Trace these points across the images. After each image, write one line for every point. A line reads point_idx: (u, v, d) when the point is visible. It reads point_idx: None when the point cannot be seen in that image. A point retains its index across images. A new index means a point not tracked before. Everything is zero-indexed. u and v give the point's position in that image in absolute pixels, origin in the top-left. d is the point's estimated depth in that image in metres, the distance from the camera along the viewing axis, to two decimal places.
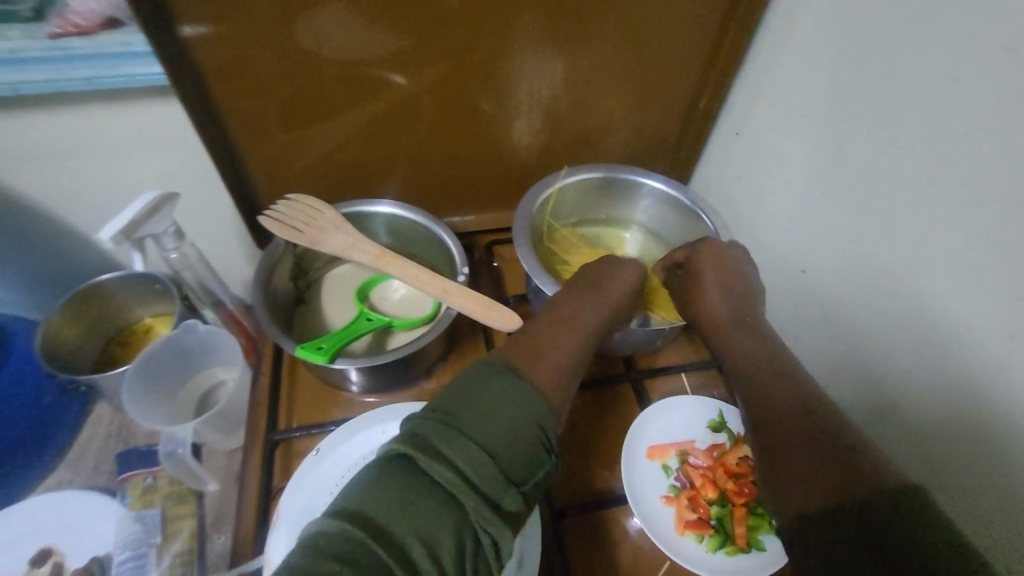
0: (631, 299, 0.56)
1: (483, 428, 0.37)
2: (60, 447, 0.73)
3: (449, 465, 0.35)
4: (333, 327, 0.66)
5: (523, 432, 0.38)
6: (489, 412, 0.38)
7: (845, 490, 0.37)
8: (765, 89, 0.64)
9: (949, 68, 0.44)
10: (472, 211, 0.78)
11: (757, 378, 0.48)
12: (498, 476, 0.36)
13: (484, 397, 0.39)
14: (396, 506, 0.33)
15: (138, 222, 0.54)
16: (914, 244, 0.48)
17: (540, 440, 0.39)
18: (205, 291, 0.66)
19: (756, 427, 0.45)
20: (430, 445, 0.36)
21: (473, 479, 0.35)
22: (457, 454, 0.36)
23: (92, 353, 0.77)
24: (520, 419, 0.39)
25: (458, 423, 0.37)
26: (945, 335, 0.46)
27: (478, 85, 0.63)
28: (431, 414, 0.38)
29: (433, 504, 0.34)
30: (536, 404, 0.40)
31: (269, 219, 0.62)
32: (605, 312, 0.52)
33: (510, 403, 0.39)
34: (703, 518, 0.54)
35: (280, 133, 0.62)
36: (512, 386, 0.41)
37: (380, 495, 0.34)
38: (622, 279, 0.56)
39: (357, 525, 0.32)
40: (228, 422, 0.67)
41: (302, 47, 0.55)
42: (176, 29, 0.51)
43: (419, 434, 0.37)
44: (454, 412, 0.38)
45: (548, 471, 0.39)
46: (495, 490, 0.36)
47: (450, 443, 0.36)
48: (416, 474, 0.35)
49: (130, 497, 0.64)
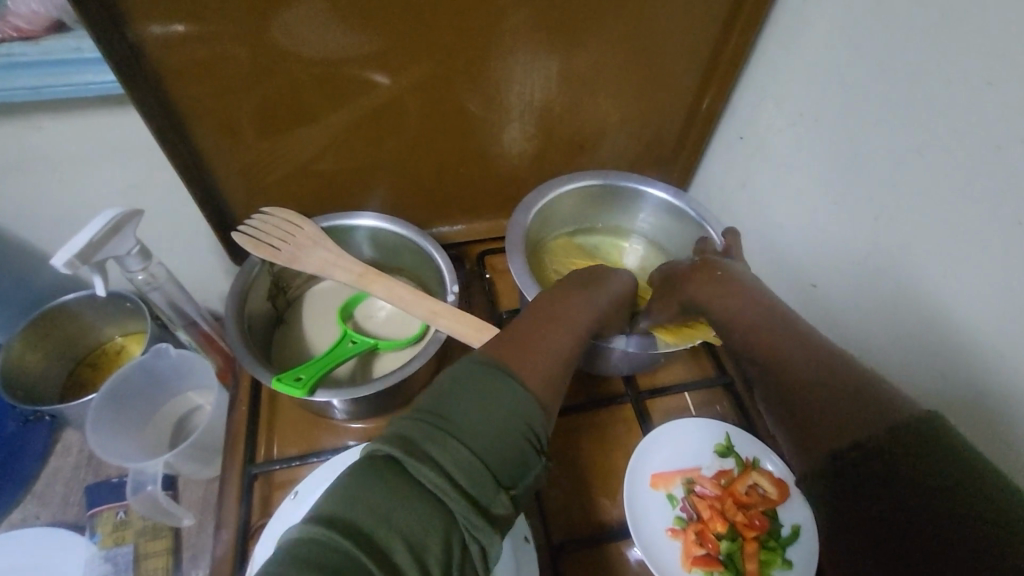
0: (623, 303, 0.53)
1: (474, 426, 0.33)
2: (26, 481, 0.75)
3: (437, 468, 0.31)
4: (314, 351, 0.62)
5: (516, 430, 0.34)
6: (481, 409, 0.34)
7: (859, 453, 0.32)
8: (773, 90, 0.59)
9: (982, 73, 0.40)
10: (461, 221, 0.74)
11: (755, 352, 0.43)
12: (489, 478, 0.32)
13: (475, 392, 0.35)
14: (379, 510, 0.29)
15: (99, 242, 0.49)
16: (939, 259, 0.44)
17: (534, 440, 0.35)
18: (175, 311, 0.61)
19: (766, 399, 0.41)
20: (416, 444, 0.32)
21: (462, 483, 0.31)
22: (445, 455, 0.32)
23: (60, 376, 0.78)
24: (514, 416, 0.35)
25: (447, 420, 0.33)
26: (977, 361, 0.42)
27: (466, 86, 0.59)
28: (419, 412, 0.34)
29: (419, 509, 0.30)
30: (532, 400, 0.36)
31: (244, 235, 0.58)
32: (598, 315, 0.48)
33: (504, 398, 0.35)
34: (712, 554, 0.51)
35: (253, 140, 0.58)
36: (507, 380, 0.36)
37: (361, 497, 0.29)
38: (614, 283, 0.53)
39: (335, 531, 0.28)
40: (203, 452, 0.63)
41: (273, 47, 0.51)
42: (129, 32, 0.46)
43: (404, 432, 0.32)
44: (442, 408, 0.34)
45: (539, 472, 0.36)
46: (486, 495, 0.32)
47: (438, 443, 0.32)
48: (402, 476, 0.31)
49: (100, 535, 0.68)
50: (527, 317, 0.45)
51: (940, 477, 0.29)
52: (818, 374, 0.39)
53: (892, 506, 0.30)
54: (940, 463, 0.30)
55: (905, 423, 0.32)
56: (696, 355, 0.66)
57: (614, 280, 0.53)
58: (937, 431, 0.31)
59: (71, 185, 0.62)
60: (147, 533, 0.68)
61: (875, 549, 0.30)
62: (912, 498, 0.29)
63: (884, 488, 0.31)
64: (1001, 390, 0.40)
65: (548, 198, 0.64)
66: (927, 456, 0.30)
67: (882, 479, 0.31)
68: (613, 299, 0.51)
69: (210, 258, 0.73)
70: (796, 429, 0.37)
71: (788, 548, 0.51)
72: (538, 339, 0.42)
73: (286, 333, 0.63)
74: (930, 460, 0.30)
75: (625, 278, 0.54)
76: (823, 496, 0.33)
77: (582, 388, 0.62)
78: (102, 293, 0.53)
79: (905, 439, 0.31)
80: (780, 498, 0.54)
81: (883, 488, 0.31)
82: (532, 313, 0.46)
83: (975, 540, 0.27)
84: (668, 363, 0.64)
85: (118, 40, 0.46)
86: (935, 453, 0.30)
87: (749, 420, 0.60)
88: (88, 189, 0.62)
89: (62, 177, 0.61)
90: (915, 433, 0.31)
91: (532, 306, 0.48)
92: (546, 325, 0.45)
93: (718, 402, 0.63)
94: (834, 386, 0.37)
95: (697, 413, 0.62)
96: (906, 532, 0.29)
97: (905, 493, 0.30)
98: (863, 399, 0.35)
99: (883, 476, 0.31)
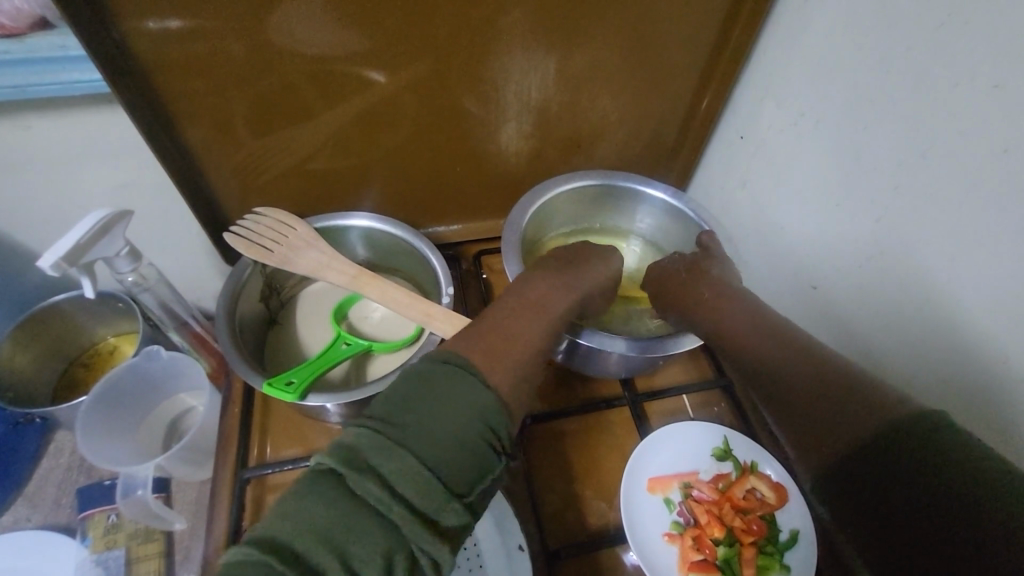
0: (605, 290, 0.55)
1: (422, 433, 0.32)
2: (18, 483, 0.74)
3: (380, 481, 0.30)
4: (308, 352, 0.61)
5: (470, 435, 0.33)
6: (432, 413, 0.33)
7: (862, 458, 0.32)
8: (775, 89, 0.58)
9: (989, 74, 0.39)
10: (457, 220, 0.74)
11: (758, 365, 0.43)
12: (438, 488, 0.31)
13: (426, 397, 0.34)
14: (317, 530, 0.28)
15: (87, 244, 0.48)
16: (943, 262, 0.43)
17: (489, 443, 0.34)
18: (166, 312, 0.60)
19: (774, 404, 0.41)
20: (361, 456, 0.31)
21: (408, 494, 0.30)
22: (390, 466, 0.30)
23: (53, 376, 0.77)
24: (468, 421, 0.33)
25: (395, 428, 0.32)
26: (983, 369, 0.41)
27: (463, 84, 0.58)
28: (364, 421, 0.33)
29: (360, 526, 0.29)
30: (489, 401, 0.35)
31: (236, 236, 0.57)
32: (578, 298, 0.50)
33: (458, 402, 0.34)
34: (709, 560, 0.51)
35: (246, 139, 0.57)
36: (464, 381, 0.35)
37: (299, 518, 0.29)
38: (600, 271, 0.54)
39: (269, 555, 0.27)
40: (196, 454, 0.63)
41: (267, 43, 0.50)
42: (116, 27, 0.45)
43: (350, 443, 0.31)
44: (391, 416, 0.33)
45: (496, 476, 0.34)
46: (433, 506, 0.31)
47: (382, 454, 0.31)
48: (344, 492, 0.30)
49: (91, 539, 0.67)
50: (511, 296, 0.47)
51: (935, 469, 0.29)
52: (819, 381, 0.38)
53: (903, 505, 0.29)
54: (933, 455, 0.29)
55: (910, 417, 0.31)
56: (695, 356, 0.65)
57: (600, 264, 0.55)
58: (925, 423, 0.30)
59: (60, 185, 0.61)
60: (139, 536, 0.68)
61: (896, 552, 0.29)
62: (919, 494, 0.29)
63: (891, 490, 0.30)
64: (1008, 397, 0.39)
65: (546, 198, 0.64)
66: (928, 446, 0.29)
67: (885, 479, 0.30)
68: (595, 285, 0.53)
69: (203, 258, 0.73)
70: (804, 436, 0.37)
71: (786, 553, 0.51)
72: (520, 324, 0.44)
73: (279, 334, 0.63)
74: (931, 449, 0.29)
75: (610, 263, 0.56)
76: (833, 494, 0.33)
77: (578, 390, 0.61)
78: (91, 295, 0.52)
79: (896, 433, 0.31)
80: (778, 503, 0.53)
81: (890, 491, 0.30)
82: (516, 293, 0.47)
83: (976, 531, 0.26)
84: (666, 365, 0.64)
85: (104, 37, 0.45)
86: (925, 442, 0.30)
87: (747, 423, 0.60)
88: (77, 189, 0.62)
89: (50, 177, 0.60)
90: (906, 428, 0.31)
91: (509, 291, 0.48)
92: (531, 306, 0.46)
93: (716, 404, 0.62)
94: (836, 393, 0.37)
95: (695, 415, 0.61)
96: (916, 532, 0.28)
97: (905, 487, 0.29)
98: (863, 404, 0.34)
99: (885, 479, 0.30)
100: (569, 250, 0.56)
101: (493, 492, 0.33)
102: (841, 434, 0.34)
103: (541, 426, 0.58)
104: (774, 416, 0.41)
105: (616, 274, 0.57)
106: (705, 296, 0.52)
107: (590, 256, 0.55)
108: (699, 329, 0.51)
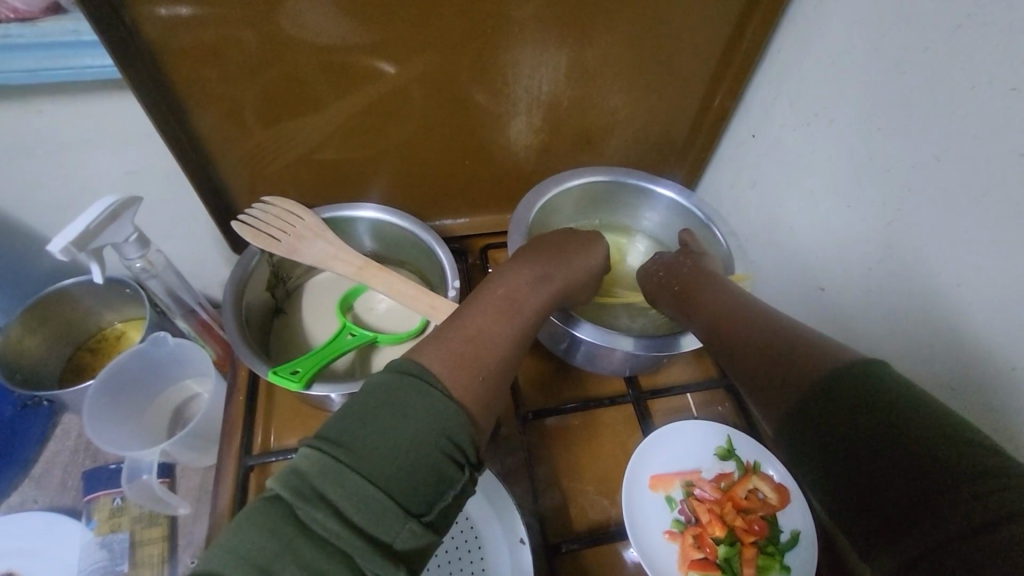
0: (590, 279, 0.55)
1: (375, 454, 0.32)
2: (25, 464, 0.75)
3: (329, 508, 0.30)
4: (314, 342, 0.62)
5: (429, 452, 0.33)
6: (388, 431, 0.32)
7: (863, 444, 0.31)
8: (789, 89, 0.58)
9: (1006, 77, 0.38)
10: (463, 214, 0.73)
11: (747, 357, 0.44)
12: (392, 511, 0.31)
13: (383, 414, 0.33)
14: (255, 560, 0.28)
15: (94, 230, 0.48)
16: (953, 265, 0.43)
17: (448, 457, 0.34)
18: (174, 300, 0.61)
19: (753, 391, 0.42)
20: (310, 483, 0.31)
21: (358, 519, 0.30)
22: (340, 492, 0.30)
23: (60, 360, 0.78)
24: (425, 437, 0.33)
25: (347, 450, 0.32)
26: (991, 376, 0.41)
27: (473, 77, 0.57)
28: (316, 441, 0.32)
29: (302, 556, 0.29)
30: (451, 413, 0.35)
31: (244, 225, 0.57)
32: (560, 285, 0.50)
33: (416, 416, 0.34)
34: (710, 558, 0.51)
35: (256, 128, 0.57)
36: (425, 394, 0.35)
37: (237, 549, 0.28)
38: (581, 262, 0.54)
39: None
40: (202, 441, 0.63)
41: (278, 33, 0.49)
42: (126, 12, 0.45)
43: (300, 468, 0.31)
44: (345, 436, 0.32)
45: (459, 489, 0.34)
46: (385, 531, 0.30)
47: (331, 479, 0.30)
48: (291, 520, 0.30)
49: (96, 521, 0.68)
50: (503, 283, 0.47)
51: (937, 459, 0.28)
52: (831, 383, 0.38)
53: (899, 485, 0.29)
54: (940, 448, 0.29)
55: (848, 370, 0.35)
56: (698, 355, 0.65)
57: (585, 251, 0.55)
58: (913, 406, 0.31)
59: (69, 171, 0.61)
60: (144, 520, 0.68)
61: (890, 529, 0.29)
62: (919, 478, 0.28)
63: (889, 477, 0.29)
64: (1015, 403, 0.39)
65: (553, 193, 0.63)
66: (881, 391, 0.32)
67: (883, 468, 0.30)
68: (577, 274, 0.53)
69: (210, 247, 0.73)
70: (794, 426, 0.36)
71: (786, 554, 0.51)
72: (518, 317, 0.45)
73: (285, 324, 0.63)
74: (876, 392, 0.32)
75: (593, 246, 0.56)
76: (827, 473, 0.32)
77: (582, 386, 0.62)
78: (100, 281, 0.52)
79: (858, 383, 0.33)
80: (780, 504, 0.53)
81: (890, 477, 0.29)
82: (508, 281, 0.48)
83: (978, 517, 0.26)
84: (670, 364, 0.64)
85: (116, 22, 0.45)
86: (930, 428, 0.30)
87: (750, 423, 0.60)
88: (86, 175, 0.62)
89: (60, 163, 0.60)
90: (907, 418, 0.30)
91: (488, 278, 0.49)
92: (530, 297, 0.47)
93: (719, 403, 0.62)
94: None
95: (698, 414, 0.61)
96: (911, 511, 0.28)
97: (868, 437, 0.31)
98: (843, 380, 0.34)
99: (885, 467, 0.30)
100: (554, 238, 0.55)
101: (453, 506, 0.33)
102: (832, 417, 0.33)
103: (544, 421, 0.58)
104: (755, 401, 0.42)
105: (599, 262, 0.57)
106: (697, 292, 0.52)
107: (570, 246, 0.55)
108: (697, 326, 0.51)
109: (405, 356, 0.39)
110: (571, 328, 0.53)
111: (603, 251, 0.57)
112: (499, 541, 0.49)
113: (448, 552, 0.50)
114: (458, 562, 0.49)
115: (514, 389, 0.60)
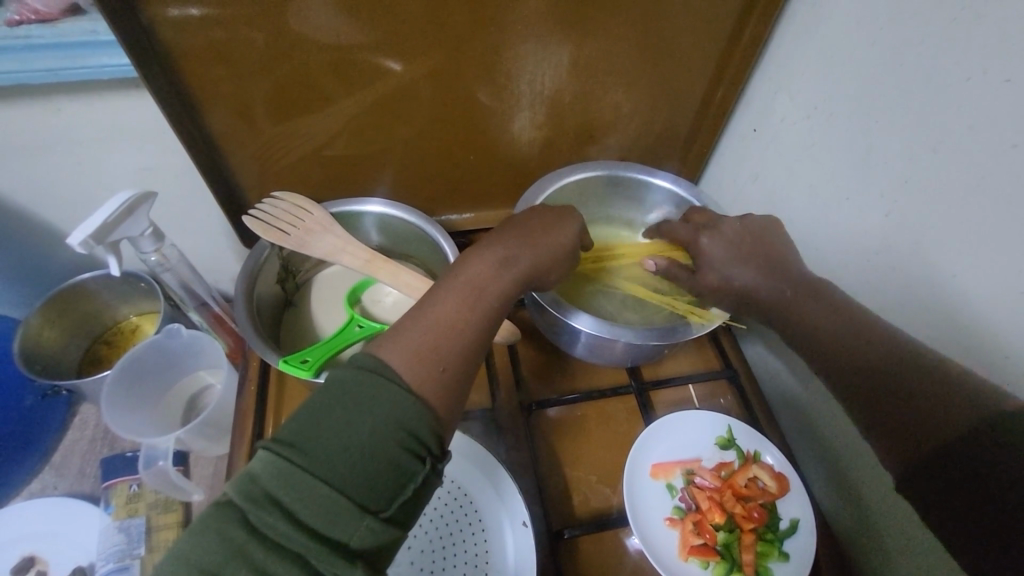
0: (568, 255, 0.54)
1: (328, 456, 0.33)
2: (44, 453, 0.78)
3: (283, 512, 0.32)
4: (323, 333, 0.64)
5: (383, 449, 0.34)
6: (342, 433, 0.34)
7: (926, 431, 0.35)
8: (788, 83, 0.59)
9: (1000, 68, 0.39)
10: (468, 209, 0.75)
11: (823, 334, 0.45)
12: (347, 511, 0.32)
13: (336, 415, 0.34)
14: (208, 567, 0.30)
15: (113, 223, 0.50)
16: (952, 256, 0.43)
17: (406, 452, 0.34)
18: (187, 293, 0.63)
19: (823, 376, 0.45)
20: (262, 487, 0.32)
21: (312, 521, 0.32)
22: (291, 495, 0.32)
23: (78, 352, 0.80)
24: (380, 435, 0.34)
25: (301, 454, 0.33)
26: (986, 364, 0.41)
27: (478, 75, 0.59)
28: (270, 447, 0.34)
29: (253, 558, 0.31)
30: (409, 406, 0.35)
31: (254, 219, 0.59)
32: (546, 270, 0.52)
33: (371, 414, 0.34)
34: (709, 544, 0.52)
35: (267, 125, 0.58)
36: (383, 390, 0.35)
37: (189, 555, 0.31)
38: (555, 239, 0.53)
39: None
40: (215, 429, 0.65)
41: (289, 33, 0.51)
42: (141, 13, 0.47)
43: (253, 473, 0.33)
44: (299, 439, 0.33)
45: (420, 482, 0.35)
46: (342, 531, 0.32)
47: (283, 482, 0.32)
48: (243, 525, 0.32)
49: (115, 506, 0.70)
50: (503, 270, 0.48)
51: (997, 456, 0.31)
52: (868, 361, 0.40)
53: (958, 471, 0.33)
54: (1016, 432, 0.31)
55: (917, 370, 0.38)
56: (700, 346, 0.66)
57: (559, 228, 0.54)
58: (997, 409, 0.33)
59: (84, 168, 0.63)
60: (160, 506, 0.70)
61: (946, 504, 0.33)
62: (979, 465, 0.32)
63: (949, 465, 0.33)
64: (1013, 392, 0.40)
65: (554, 188, 0.64)
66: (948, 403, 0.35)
67: (944, 449, 0.34)
68: (555, 254, 0.52)
69: (222, 241, 0.75)
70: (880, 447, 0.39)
71: (785, 541, 0.52)
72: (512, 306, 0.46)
73: (294, 316, 0.65)
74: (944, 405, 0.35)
75: (571, 222, 0.55)
76: (902, 454, 0.37)
77: (584, 376, 0.63)
78: (117, 274, 0.54)
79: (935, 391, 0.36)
80: (779, 492, 0.54)
81: (950, 463, 0.34)
82: (493, 271, 0.48)
83: None
84: (671, 354, 0.65)
85: (132, 20, 0.47)
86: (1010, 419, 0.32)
87: (751, 414, 0.60)
88: (101, 173, 0.64)
89: (76, 160, 0.62)
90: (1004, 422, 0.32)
91: (461, 267, 0.48)
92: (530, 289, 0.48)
93: (722, 395, 0.63)
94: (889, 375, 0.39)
95: (700, 405, 0.62)
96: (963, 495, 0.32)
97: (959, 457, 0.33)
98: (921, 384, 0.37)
99: (944, 449, 0.34)
100: (527, 219, 0.54)
101: (412, 498, 0.34)
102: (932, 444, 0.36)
103: (546, 411, 0.60)
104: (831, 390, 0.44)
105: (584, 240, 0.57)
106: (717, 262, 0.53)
107: (546, 222, 0.54)
108: (724, 291, 0.54)
109: (408, 345, 0.40)
110: (568, 318, 0.54)
111: (580, 225, 0.56)
112: (502, 528, 0.50)
113: (452, 535, 0.51)
114: (463, 548, 0.51)
115: (517, 379, 0.61)
